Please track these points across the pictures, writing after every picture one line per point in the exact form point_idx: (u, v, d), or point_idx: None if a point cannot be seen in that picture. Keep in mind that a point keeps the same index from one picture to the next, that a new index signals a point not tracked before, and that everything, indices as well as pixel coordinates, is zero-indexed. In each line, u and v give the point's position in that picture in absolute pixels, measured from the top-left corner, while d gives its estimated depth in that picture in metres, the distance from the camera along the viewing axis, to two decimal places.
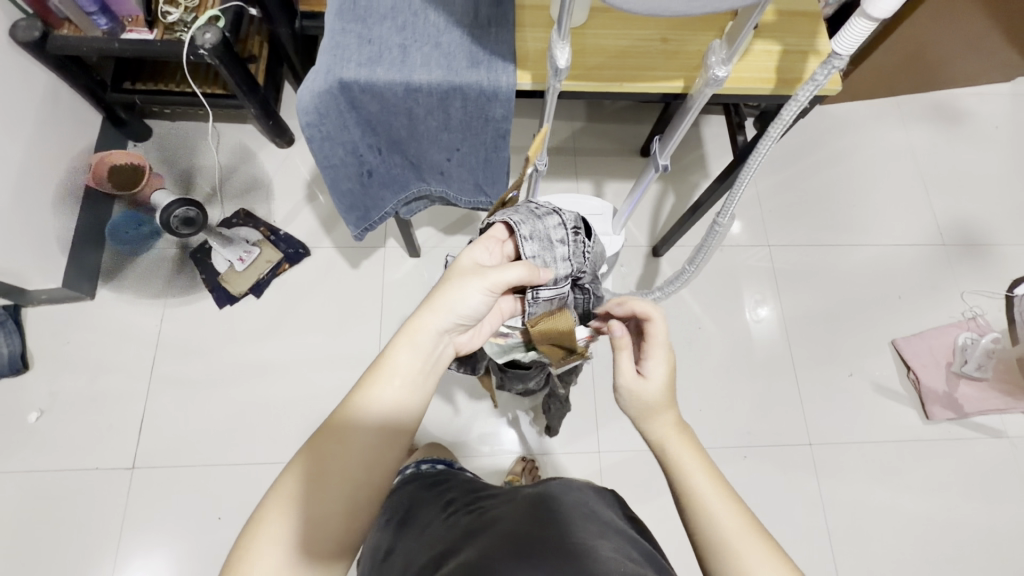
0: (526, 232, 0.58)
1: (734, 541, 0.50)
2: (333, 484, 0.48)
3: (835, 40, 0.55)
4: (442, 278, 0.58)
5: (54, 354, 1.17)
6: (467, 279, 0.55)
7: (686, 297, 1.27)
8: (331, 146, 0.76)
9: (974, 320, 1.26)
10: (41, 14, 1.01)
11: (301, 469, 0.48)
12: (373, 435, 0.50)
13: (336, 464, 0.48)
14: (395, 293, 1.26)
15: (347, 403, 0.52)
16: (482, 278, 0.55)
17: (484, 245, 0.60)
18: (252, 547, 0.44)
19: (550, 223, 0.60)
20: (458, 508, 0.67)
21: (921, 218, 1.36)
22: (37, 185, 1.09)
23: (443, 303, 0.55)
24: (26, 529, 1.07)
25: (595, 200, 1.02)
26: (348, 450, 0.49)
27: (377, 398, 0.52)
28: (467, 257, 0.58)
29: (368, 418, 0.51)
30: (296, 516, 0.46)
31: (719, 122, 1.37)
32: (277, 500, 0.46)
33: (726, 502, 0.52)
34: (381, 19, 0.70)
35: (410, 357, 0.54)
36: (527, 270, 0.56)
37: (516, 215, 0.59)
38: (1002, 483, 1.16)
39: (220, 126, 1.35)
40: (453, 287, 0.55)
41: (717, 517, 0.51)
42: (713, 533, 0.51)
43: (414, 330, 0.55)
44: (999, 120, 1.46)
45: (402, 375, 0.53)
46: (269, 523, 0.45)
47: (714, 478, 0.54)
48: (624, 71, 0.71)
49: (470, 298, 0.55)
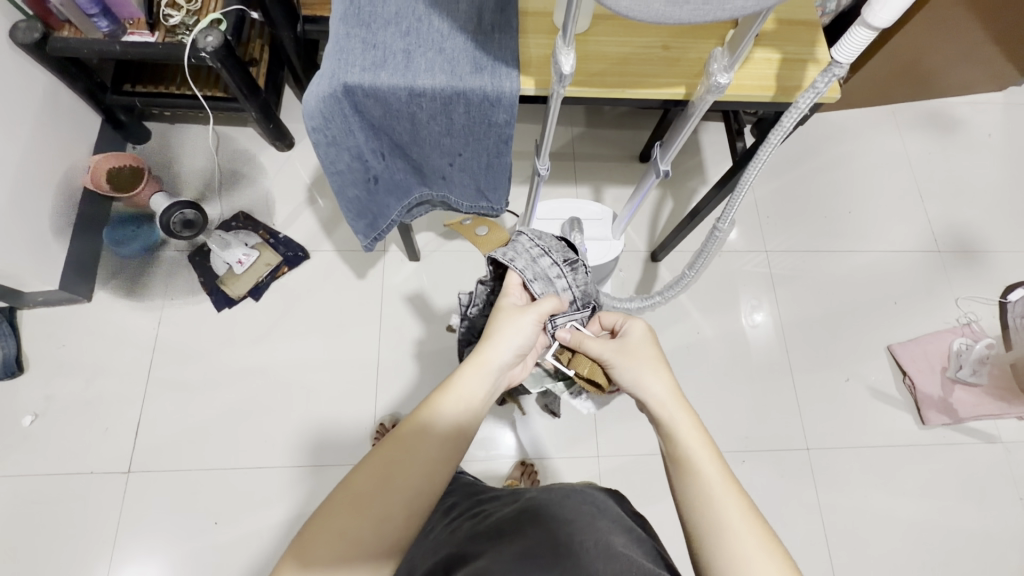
0: (530, 274, 0.66)
1: (711, 490, 0.49)
2: (398, 489, 0.48)
3: (835, 49, 0.56)
4: (491, 321, 0.62)
5: (49, 357, 1.16)
6: (519, 318, 0.60)
7: (685, 302, 1.27)
8: (336, 151, 0.76)
9: (968, 326, 1.27)
10: (41, 15, 1.01)
11: (369, 471, 0.48)
12: (439, 445, 0.51)
13: (402, 469, 0.48)
14: (395, 298, 1.26)
15: (415, 415, 0.52)
16: (531, 314, 0.61)
17: (513, 293, 0.65)
18: (316, 535, 0.45)
19: (543, 261, 0.68)
20: (461, 512, 0.67)
21: (916, 224, 1.38)
22: (36, 186, 1.09)
23: (502, 338, 0.59)
24: (17, 534, 1.05)
25: (594, 205, 1.03)
26: (415, 458, 0.49)
27: (443, 413, 0.53)
28: (507, 302, 0.64)
29: (435, 429, 0.51)
30: (361, 513, 0.46)
31: (718, 129, 1.38)
32: (344, 497, 0.47)
33: (709, 459, 0.51)
34: (385, 24, 0.71)
35: (475, 380, 0.56)
36: (556, 303, 0.63)
37: (518, 260, 0.66)
38: (995, 488, 1.17)
39: (220, 129, 1.35)
40: (508, 324, 0.60)
41: (702, 472, 0.51)
42: (692, 474, 0.51)
43: (481, 359, 0.57)
44: (992, 129, 1.48)
45: (466, 396, 0.55)
46: (333, 520, 0.45)
47: (697, 431, 0.54)
48: (627, 78, 0.72)
49: (525, 329, 0.60)
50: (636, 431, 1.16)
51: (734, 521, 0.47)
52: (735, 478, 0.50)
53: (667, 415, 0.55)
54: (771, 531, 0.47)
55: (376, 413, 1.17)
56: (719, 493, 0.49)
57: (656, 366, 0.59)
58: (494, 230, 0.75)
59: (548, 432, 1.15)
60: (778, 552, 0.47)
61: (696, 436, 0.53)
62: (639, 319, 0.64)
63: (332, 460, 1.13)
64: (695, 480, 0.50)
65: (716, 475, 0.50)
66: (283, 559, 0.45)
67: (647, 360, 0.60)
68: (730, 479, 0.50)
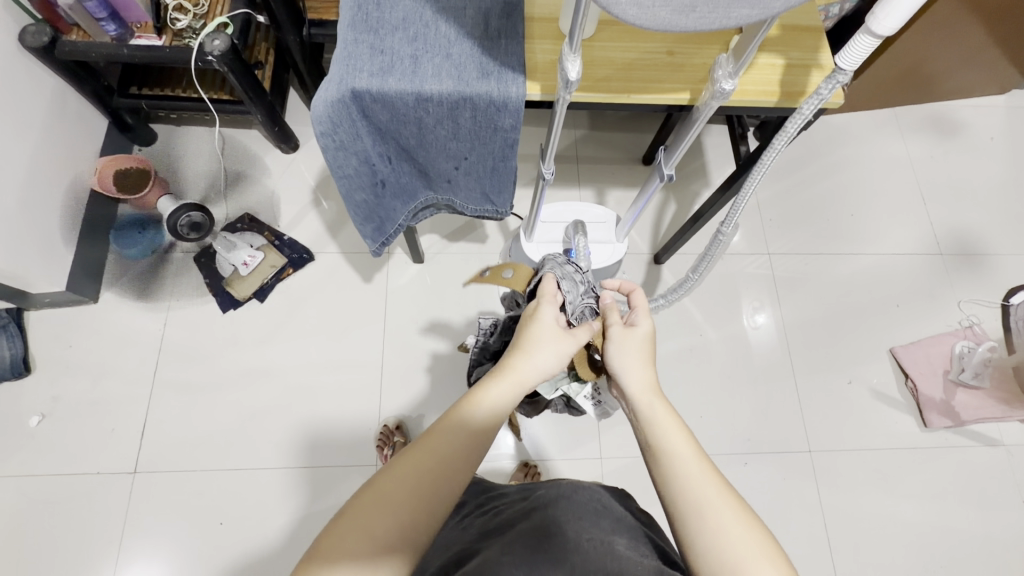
0: (559, 275, 0.70)
1: (685, 471, 0.50)
2: (429, 489, 0.48)
3: (838, 56, 0.57)
4: (523, 334, 0.61)
5: (56, 358, 1.17)
6: (559, 335, 0.61)
7: (687, 305, 1.28)
8: (344, 155, 0.76)
9: (971, 329, 1.28)
10: (49, 19, 1.02)
11: (395, 473, 0.48)
12: (462, 451, 0.51)
13: (426, 475, 0.49)
14: (399, 300, 1.26)
15: (440, 424, 0.52)
16: (574, 342, 0.61)
17: (552, 304, 0.64)
18: (345, 536, 0.45)
19: (567, 267, 0.73)
20: (471, 510, 0.68)
21: (919, 227, 1.38)
22: (44, 188, 1.10)
23: (532, 353, 0.59)
24: (25, 533, 1.06)
25: (598, 208, 1.04)
26: (444, 458, 0.50)
27: (467, 419, 0.53)
28: (546, 312, 0.63)
29: (459, 436, 0.52)
30: (388, 517, 0.46)
31: (720, 131, 1.39)
32: (369, 499, 0.47)
33: (685, 444, 0.52)
34: (393, 30, 0.71)
35: (502, 388, 0.56)
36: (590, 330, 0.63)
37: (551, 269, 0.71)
38: (998, 491, 1.17)
39: (226, 131, 1.36)
40: (543, 342, 0.60)
41: (676, 454, 0.51)
42: (667, 458, 0.51)
43: (507, 373, 0.57)
44: (995, 132, 1.49)
45: (489, 406, 0.55)
46: (361, 518, 0.46)
47: (672, 420, 0.55)
48: (632, 83, 0.72)
49: (556, 350, 0.60)
50: None
51: (710, 500, 0.48)
52: (710, 461, 0.51)
53: (646, 405, 0.56)
54: (747, 507, 0.48)
55: (380, 414, 1.18)
56: (692, 474, 0.50)
57: (643, 360, 0.61)
58: (520, 271, 0.72)
59: (551, 434, 1.16)
60: (753, 524, 0.47)
61: (670, 423, 0.54)
62: (649, 312, 0.65)
63: (337, 461, 1.14)
64: (670, 463, 0.51)
65: (692, 459, 0.51)
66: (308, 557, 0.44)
67: (635, 353, 0.61)
68: (706, 461, 0.51)
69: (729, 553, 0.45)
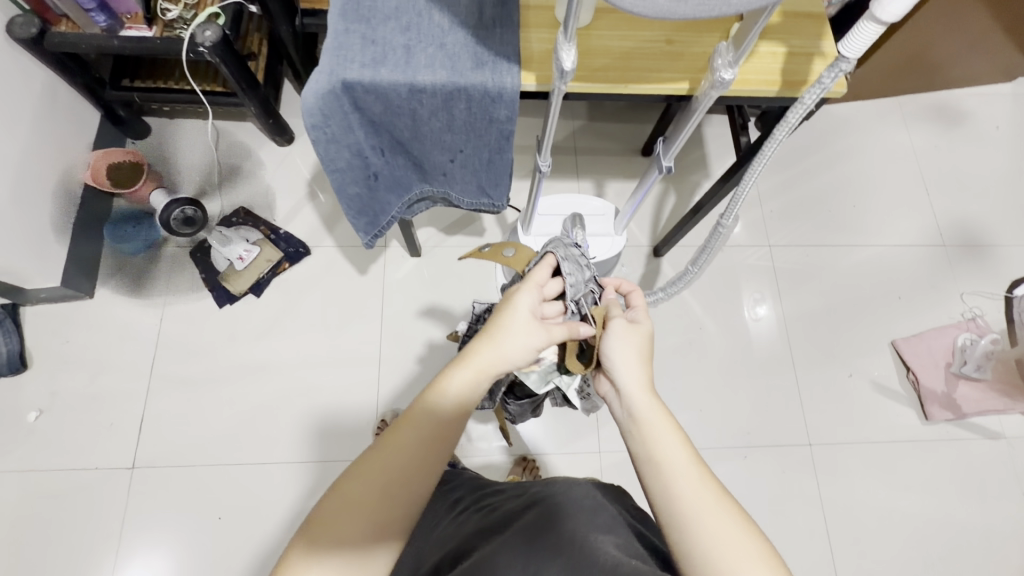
0: (562, 255, 0.69)
1: (680, 475, 0.49)
2: (400, 491, 0.49)
3: (842, 43, 0.55)
4: (495, 319, 0.58)
5: (53, 353, 1.16)
6: (529, 324, 0.58)
7: (687, 298, 1.27)
8: (336, 148, 0.75)
9: (973, 321, 1.26)
10: (37, 10, 1.00)
11: (361, 469, 0.49)
12: (428, 446, 0.51)
13: (391, 472, 0.49)
14: (397, 294, 1.25)
15: (404, 419, 0.52)
16: (543, 334, 0.58)
17: (530, 291, 0.61)
18: (317, 530, 0.47)
19: (574, 252, 0.72)
20: (466, 507, 0.67)
21: (921, 217, 1.36)
22: (36, 183, 1.08)
23: (499, 344, 0.56)
24: (24, 527, 1.06)
25: (596, 201, 1.03)
26: (415, 457, 0.51)
27: (432, 414, 0.52)
28: (522, 300, 0.59)
29: (424, 431, 0.52)
30: (355, 512, 0.48)
31: (721, 122, 1.37)
32: (339, 493, 0.48)
33: (680, 447, 0.51)
34: (385, 19, 0.70)
35: (466, 380, 0.55)
36: (567, 330, 0.61)
37: (558, 250, 0.70)
38: (998, 484, 1.17)
39: (219, 124, 1.34)
40: (512, 333, 0.57)
41: (670, 457, 0.50)
42: (662, 462, 0.50)
43: (472, 363, 0.55)
44: (1000, 121, 1.47)
45: (453, 400, 0.54)
46: (332, 513, 0.47)
47: (667, 422, 0.54)
48: (629, 72, 0.71)
49: (526, 344, 0.57)
50: None
51: (704, 505, 0.47)
52: (704, 465, 0.50)
53: (639, 404, 0.55)
54: (742, 513, 0.47)
55: (378, 409, 1.17)
56: (687, 479, 0.49)
57: (638, 358, 0.59)
58: (522, 251, 0.72)
59: (551, 428, 1.15)
60: (748, 529, 0.46)
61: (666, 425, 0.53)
62: (649, 312, 0.64)
63: (335, 455, 1.14)
64: (665, 467, 0.50)
65: (687, 462, 0.50)
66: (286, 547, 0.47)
67: (630, 352, 0.59)
68: (701, 465, 0.50)
69: (722, 559, 0.45)
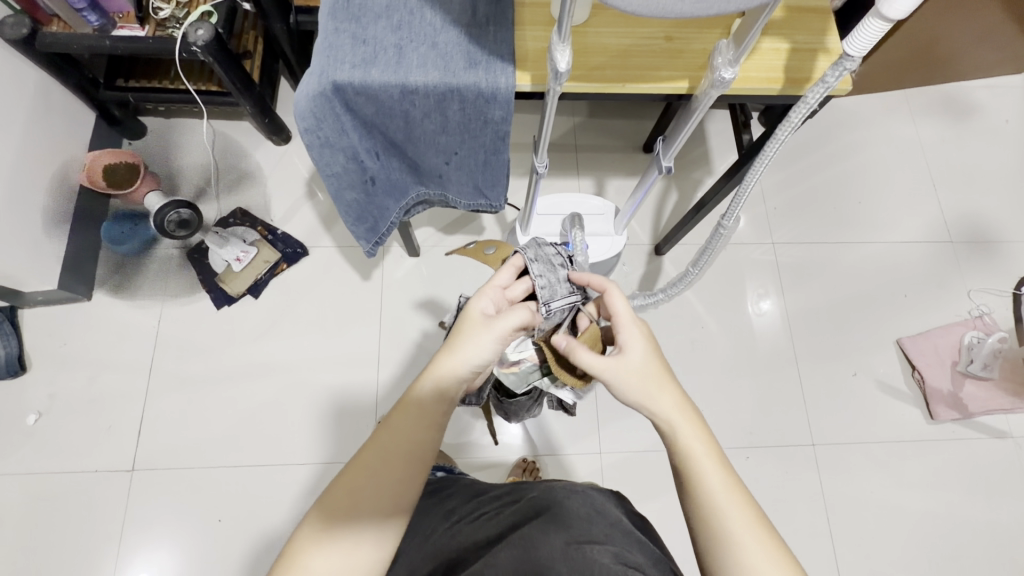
0: (531, 254, 0.67)
1: (720, 503, 0.51)
2: (390, 491, 0.51)
3: (847, 40, 0.53)
4: (455, 328, 0.60)
5: (52, 355, 1.16)
6: (485, 325, 0.59)
7: (688, 296, 1.25)
8: (331, 152, 0.73)
9: (980, 319, 1.24)
10: (28, 10, 0.99)
11: (350, 472, 0.52)
12: (411, 449, 0.53)
13: (377, 473, 0.52)
14: (396, 294, 1.24)
15: (384, 427, 0.54)
16: (493, 330, 0.58)
17: (488, 295, 0.63)
18: (316, 530, 0.49)
19: (549, 250, 0.69)
20: (462, 514, 0.65)
21: (928, 214, 1.34)
22: (30, 185, 1.07)
23: (461, 351, 0.57)
24: (25, 528, 1.06)
25: (595, 200, 1.01)
26: (401, 458, 0.53)
27: (410, 420, 0.54)
28: (476, 306, 0.61)
29: (405, 438, 0.53)
30: (349, 508, 0.50)
31: (724, 117, 1.35)
32: (336, 490, 0.51)
33: (717, 470, 0.52)
34: (376, 18, 0.68)
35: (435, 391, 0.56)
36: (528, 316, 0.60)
37: (529, 252, 0.67)
38: (1005, 483, 1.15)
39: (216, 123, 1.33)
40: (470, 337, 0.58)
41: (708, 484, 0.52)
42: (700, 490, 0.52)
43: (435, 371, 0.57)
44: (1010, 115, 1.44)
45: (423, 410, 0.55)
46: (332, 507, 0.50)
47: (706, 444, 0.54)
48: (627, 71, 0.69)
49: (484, 347, 0.57)
50: (639, 424, 1.15)
51: (741, 533, 0.50)
52: (740, 487, 0.52)
53: (678, 427, 0.55)
54: (775, 537, 0.50)
55: (377, 410, 1.16)
56: (726, 507, 0.51)
57: (663, 376, 0.58)
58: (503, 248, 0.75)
59: (552, 428, 1.14)
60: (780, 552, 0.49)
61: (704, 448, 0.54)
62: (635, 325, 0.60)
63: (334, 455, 1.13)
64: (703, 496, 0.51)
65: (723, 489, 0.51)
66: (288, 544, 0.49)
67: (652, 371, 0.58)
68: (737, 488, 0.52)
69: None
